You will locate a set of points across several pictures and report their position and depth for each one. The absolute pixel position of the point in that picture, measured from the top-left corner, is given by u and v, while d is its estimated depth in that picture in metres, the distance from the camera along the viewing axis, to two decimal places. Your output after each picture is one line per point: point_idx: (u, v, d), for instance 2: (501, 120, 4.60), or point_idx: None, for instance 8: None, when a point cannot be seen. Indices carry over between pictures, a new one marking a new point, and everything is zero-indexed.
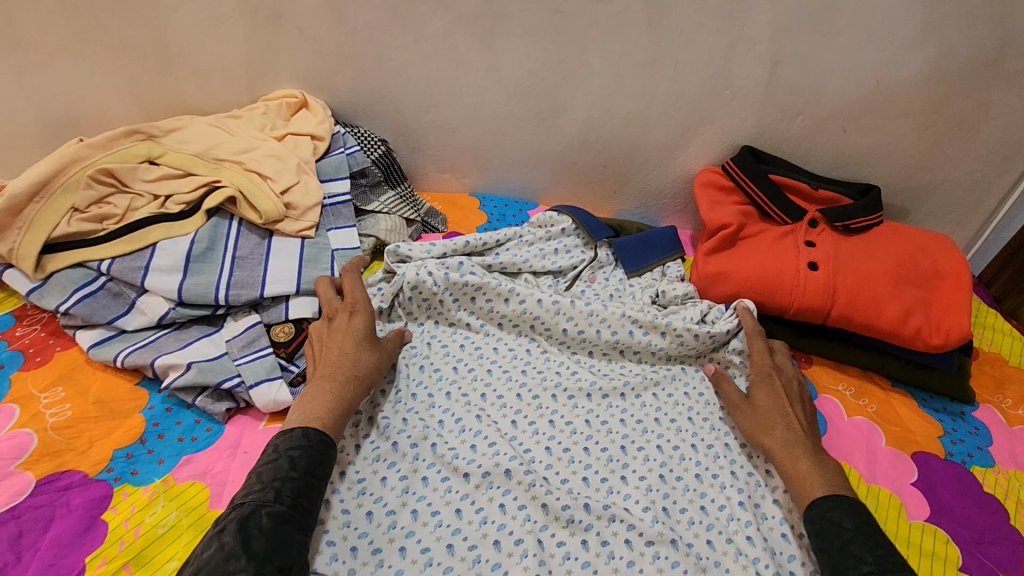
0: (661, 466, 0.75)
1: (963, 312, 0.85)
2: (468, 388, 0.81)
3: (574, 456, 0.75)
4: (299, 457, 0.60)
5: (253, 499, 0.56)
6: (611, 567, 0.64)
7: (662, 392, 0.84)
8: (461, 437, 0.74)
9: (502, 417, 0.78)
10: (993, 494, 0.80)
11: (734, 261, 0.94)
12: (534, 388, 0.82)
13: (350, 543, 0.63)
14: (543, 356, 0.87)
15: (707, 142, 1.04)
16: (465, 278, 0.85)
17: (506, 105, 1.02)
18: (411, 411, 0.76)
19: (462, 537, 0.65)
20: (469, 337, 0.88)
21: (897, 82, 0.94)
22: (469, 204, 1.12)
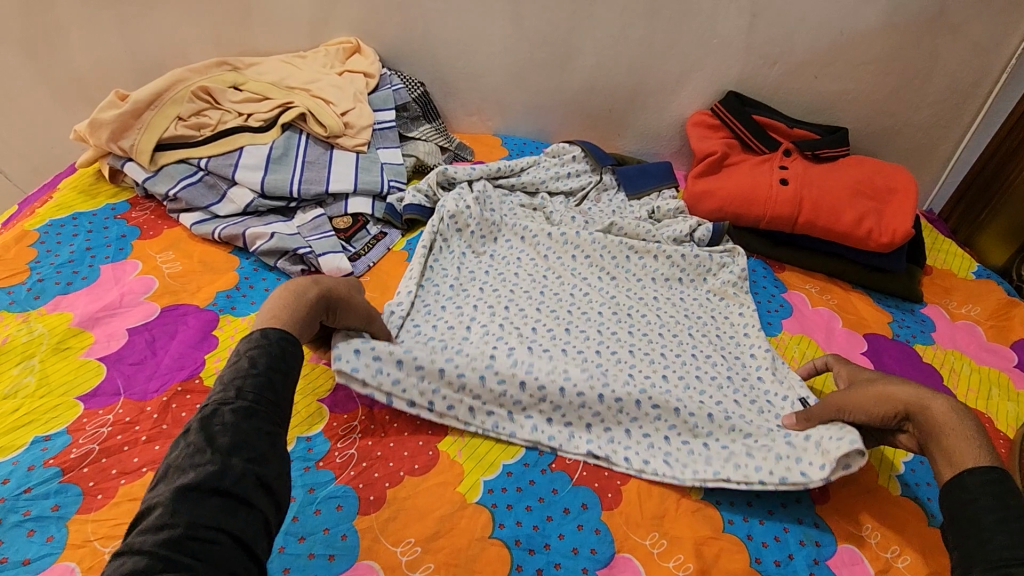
0: (665, 362, 0.84)
1: (909, 218, 1.01)
2: (497, 285, 0.93)
3: (587, 341, 0.85)
4: (258, 355, 0.58)
5: (214, 399, 0.54)
6: (616, 419, 0.75)
7: (664, 308, 0.95)
8: (489, 314, 0.86)
9: (526, 309, 0.89)
10: (932, 365, 0.95)
11: (718, 181, 1.11)
12: (553, 293, 0.94)
13: (397, 357, 0.73)
14: (561, 273, 0.98)
15: (698, 87, 1.21)
16: (490, 215, 1.03)
17: (527, 53, 1.20)
18: (448, 300, 0.90)
19: (489, 382, 0.76)
20: (496, 254, 1.00)
21: (860, 31, 1.11)
22: (492, 141, 1.30)
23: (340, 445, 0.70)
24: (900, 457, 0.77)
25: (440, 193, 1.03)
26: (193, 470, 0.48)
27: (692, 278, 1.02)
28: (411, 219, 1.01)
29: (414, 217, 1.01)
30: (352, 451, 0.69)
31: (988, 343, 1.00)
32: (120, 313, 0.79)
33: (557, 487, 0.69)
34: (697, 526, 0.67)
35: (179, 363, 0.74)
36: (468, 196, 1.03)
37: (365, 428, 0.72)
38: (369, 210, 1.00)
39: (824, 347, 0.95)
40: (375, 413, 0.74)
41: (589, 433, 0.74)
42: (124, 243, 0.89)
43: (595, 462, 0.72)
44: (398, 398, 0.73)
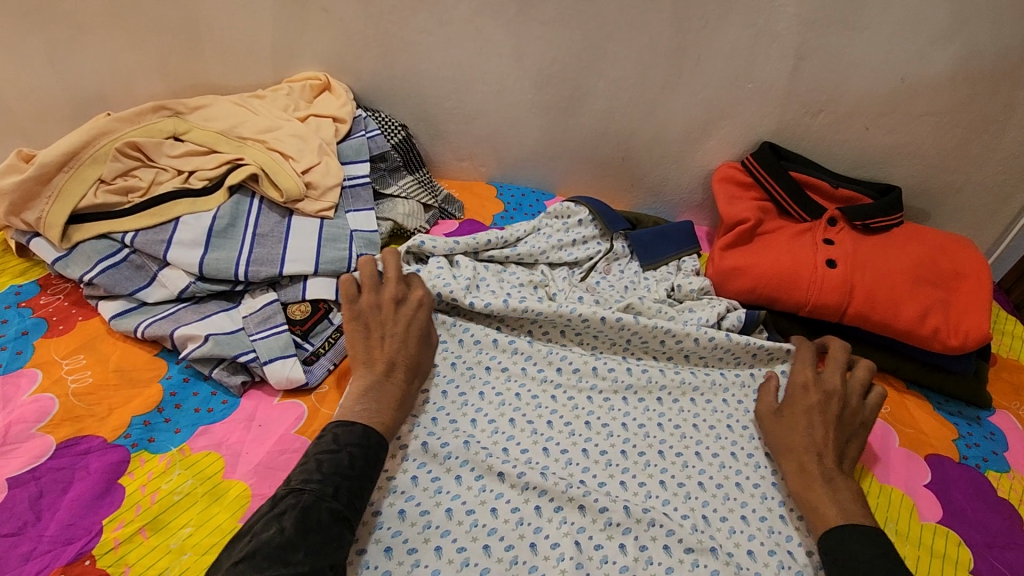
0: (701, 474, 0.74)
1: (982, 314, 0.84)
2: (502, 388, 0.80)
3: (611, 459, 0.74)
4: (358, 457, 0.60)
5: (313, 490, 0.56)
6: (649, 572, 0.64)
7: (701, 399, 0.83)
8: (493, 438, 0.74)
9: (537, 417, 0.78)
10: (1008, 500, 0.78)
11: (751, 255, 0.93)
12: (568, 388, 0.82)
13: (383, 544, 0.63)
14: (576, 377, 0.83)
15: (727, 137, 1.03)
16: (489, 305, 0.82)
17: (527, 93, 1.02)
18: (441, 410, 0.76)
19: (499, 537, 0.65)
20: (494, 357, 0.83)
21: (925, 79, 0.93)
22: (485, 191, 1.12)
23: None
24: None
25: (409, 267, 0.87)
26: (286, 567, 0.51)
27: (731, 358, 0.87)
28: None
29: None
30: None
31: None
32: (1, 455, 0.62)
33: None
34: None
35: (67, 535, 0.57)
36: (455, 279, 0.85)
37: None
38: (333, 295, 0.83)
39: (878, 476, 0.78)
40: None
41: None
42: (23, 344, 0.73)
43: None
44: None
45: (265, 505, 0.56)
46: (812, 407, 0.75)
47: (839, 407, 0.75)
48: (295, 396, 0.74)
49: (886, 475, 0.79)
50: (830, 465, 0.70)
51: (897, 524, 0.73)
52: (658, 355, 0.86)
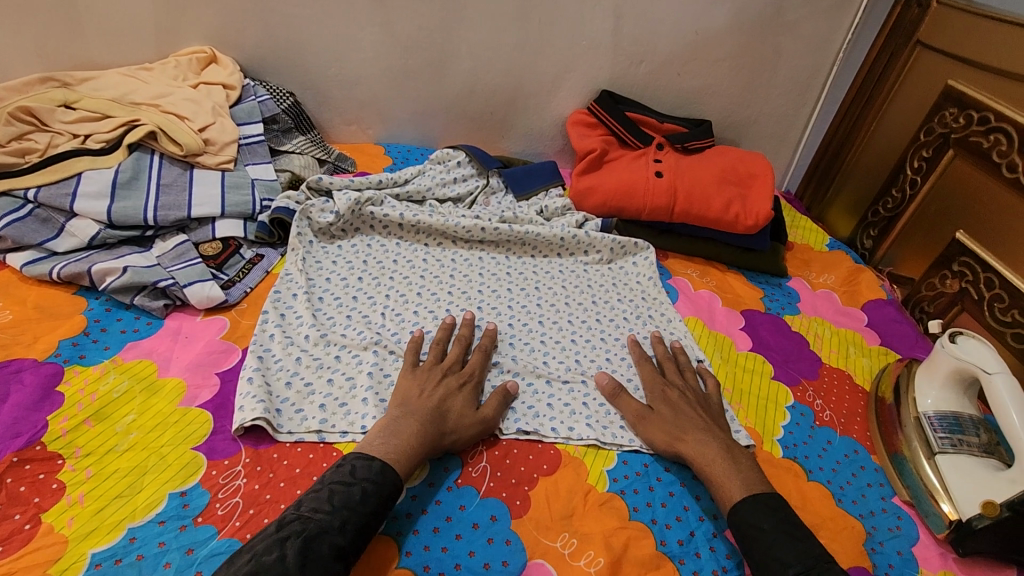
0: (572, 333, 0.93)
1: (767, 200, 1.10)
2: (406, 289, 0.94)
3: (501, 330, 0.91)
4: (371, 494, 0.60)
5: (319, 522, 0.56)
6: (536, 397, 0.81)
7: (568, 285, 1.03)
8: (401, 324, 0.87)
9: (438, 306, 0.92)
10: (799, 332, 1.04)
11: (601, 177, 1.14)
12: (463, 286, 0.97)
13: (317, 403, 0.73)
14: (466, 279, 0.99)
15: (573, 88, 1.24)
16: (386, 212, 1.01)
17: (400, 58, 1.17)
18: (355, 311, 0.88)
19: None
20: (398, 270, 0.98)
21: (714, 31, 1.19)
22: (375, 151, 1.25)
23: (222, 495, 0.62)
24: (778, 422, 0.86)
25: (313, 198, 1.00)
26: None
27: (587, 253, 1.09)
28: (280, 219, 0.95)
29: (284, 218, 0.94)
30: (236, 499, 0.62)
31: (843, 306, 1.11)
32: None
33: (464, 503, 0.68)
34: (605, 518, 0.69)
35: (13, 431, 0.63)
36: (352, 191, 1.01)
37: (250, 472, 0.65)
38: (241, 233, 0.93)
39: (707, 325, 1.01)
40: (261, 452, 0.67)
41: (515, 411, 0.79)
42: None
43: (526, 438, 0.76)
44: (330, 432, 0.71)
45: (270, 528, 0.57)
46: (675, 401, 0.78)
47: (676, 394, 0.79)
48: (216, 314, 0.83)
49: (713, 324, 1.02)
50: (722, 436, 0.74)
51: (723, 354, 0.96)
52: (534, 252, 1.08)
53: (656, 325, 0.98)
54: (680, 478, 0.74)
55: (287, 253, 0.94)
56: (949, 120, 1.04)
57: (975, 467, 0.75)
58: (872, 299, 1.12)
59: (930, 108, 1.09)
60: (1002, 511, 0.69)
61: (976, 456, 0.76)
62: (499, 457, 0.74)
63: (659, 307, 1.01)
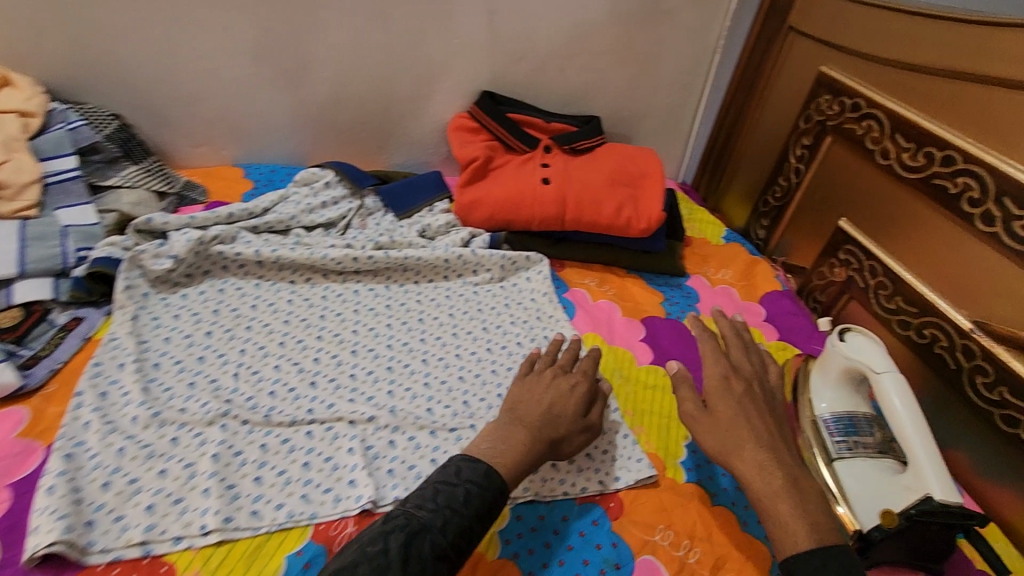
0: (461, 370, 0.85)
1: (657, 201, 1.06)
2: (264, 341, 0.81)
3: (379, 376, 0.81)
4: (473, 494, 0.60)
5: (426, 517, 0.57)
6: (418, 454, 0.72)
7: (457, 312, 0.94)
8: (258, 386, 0.75)
9: (304, 357, 0.81)
10: (700, 336, 1.00)
11: (486, 188, 1.06)
12: (335, 328, 0.86)
13: (143, 505, 0.61)
14: (339, 318, 0.88)
15: (451, 91, 1.14)
16: (237, 251, 0.88)
17: (248, 67, 1.03)
18: (200, 376, 0.75)
19: (270, 467, 0.67)
20: (256, 317, 0.85)
21: (592, 23, 1.12)
22: (232, 174, 1.10)
23: None
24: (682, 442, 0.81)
25: (144, 243, 0.85)
26: None
27: (476, 272, 1.00)
28: (99, 273, 0.80)
29: (103, 272, 0.79)
30: None
31: (742, 302, 1.09)
32: None
33: None
34: None
35: None
36: (192, 230, 0.87)
37: None
38: (49, 294, 0.78)
39: (607, 340, 0.95)
40: None
41: (394, 476, 0.69)
42: None
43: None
44: (158, 542, 0.59)
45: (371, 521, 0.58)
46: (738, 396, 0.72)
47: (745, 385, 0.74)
48: (13, 403, 0.68)
49: (613, 338, 0.96)
50: (790, 458, 0.66)
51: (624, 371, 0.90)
52: (418, 278, 0.98)
53: (552, 348, 0.91)
54: (579, 527, 0.69)
55: (113, 313, 0.79)
56: (825, 107, 1.03)
57: (870, 472, 0.73)
58: (768, 292, 1.11)
59: (806, 96, 1.08)
60: (900, 520, 0.66)
61: (870, 459, 0.75)
62: None
63: (556, 325, 0.95)
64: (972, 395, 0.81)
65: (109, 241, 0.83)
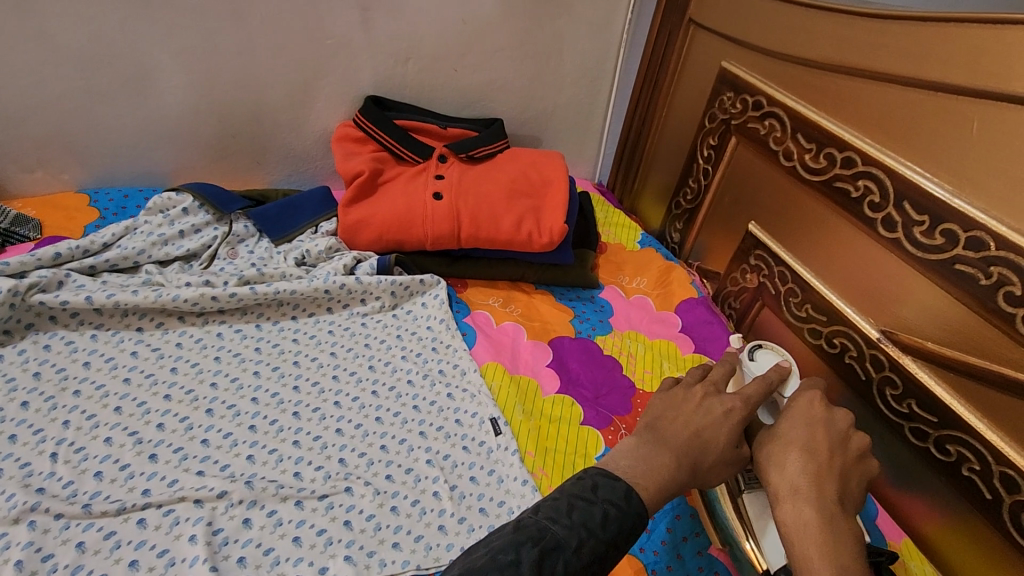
0: (339, 420, 0.75)
1: (560, 212, 0.97)
2: (96, 407, 0.69)
3: (237, 439, 0.69)
4: (613, 518, 0.52)
5: (556, 534, 0.50)
6: (277, 534, 0.62)
7: (340, 350, 0.84)
8: (81, 467, 0.63)
9: (145, 423, 0.69)
10: (612, 355, 0.93)
11: (373, 206, 0.96)
12: (188, 383, 0.74)
13: None
14: (194, 370, 0.76)
15: (332, 97, 1.03)
16: (62, 299, 0.74)
17: (79, 78, 0.89)
18: (5, 461, 0.62)
19: (86, 573, 0.56)
20: (88, 377, 0.72)
21: (481, 19, 1.03)
22: (75, 202, 0.95)
23: None
24: None
25: None
26: None
27: (364, 302, 0.90)
28: None
29: None
30: None
31: (657, 313, 1.03)
32: None
33: None
34: None
35: None
36: (1, 278, 0.73)
37: None
38: None
39: (508, 369, 0.87)
40: None
41: (244, 565, 0.59)
42: None
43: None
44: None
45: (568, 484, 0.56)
46: (816, 424, 0.65)
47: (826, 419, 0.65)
48: None
49: (515, 367, 0.88)
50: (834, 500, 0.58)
51: (525, 404, 0.82)
52: (295, 313, 0.87)
53: (448, 384, 0.82)
54: None
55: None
56: (728, 105, 0.98)
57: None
58: (684, 299, 1.05)
59: (710, 92, 1.02)
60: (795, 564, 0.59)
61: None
62: None
63: (453, 357, 0.86)
64: (882, 408, 0.78)
65: None
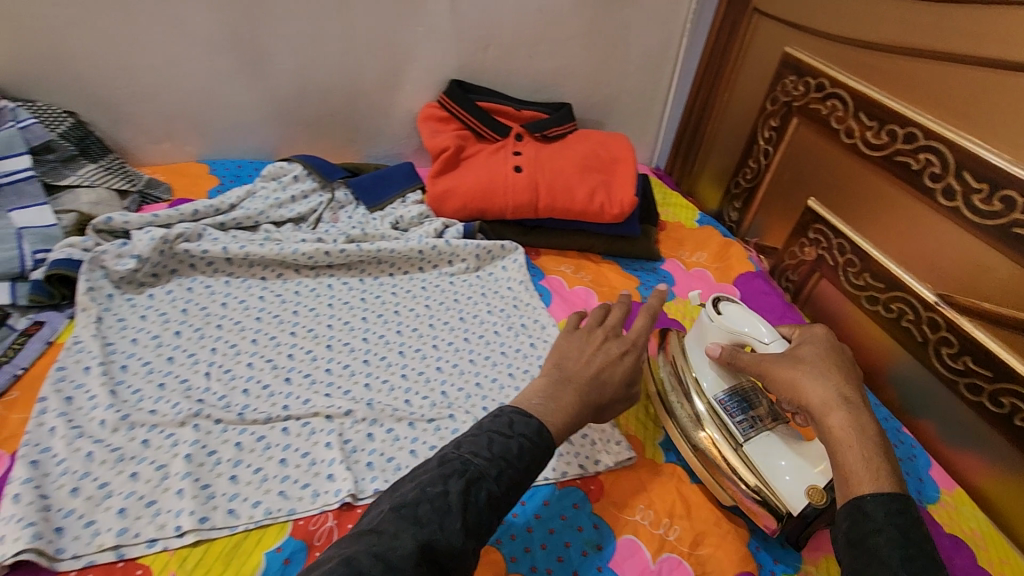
0: (438, 360, 0.84)
1: (630, 186, 1.06)
2: (236, 338, 0.80)
3: (354, 370, 0.80)
4: (524, 450, 0.55)
5: (475, 467, 0.52)
6: (397, 446, 0.72)
7: (433, 303, 0.94)
8: (230, 384, 0.74)
9: (277, 353, 0.80)
10: (677, 319, 1.01)
11: (458, 178, 1.05)
12: (308, 323, 0.85)
13: (114, 509, 0.60)
14: (312, 313, 0.87)
15: (419, 80, 1.13)
16: (204, 248, 0.86)
17: (206, 59, 1.00)
18: (169, 376, 0.73)
19: (246, 465, 0.66)
20: (226, 315, 0.83)
21: (557, 8, 1.11)
22: (197, 170, 1.07)
23: None
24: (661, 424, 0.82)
25: (106, 243, 0.83)
26: (465, 523, 0.48)
27: (451, 263, 1.00)
28: (59, 275, 0.77)
29: (62, 273, 0.77)
30: None
31: (717, 284, 1.10)
32: None
33: None
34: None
35: None
36: (155, 228, 0.84)
37: None
38: (5, 300, 0.75)
39: None
40: None
41: (373, 468, 0.69)
42: None
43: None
44: (131, 545, 0.58)
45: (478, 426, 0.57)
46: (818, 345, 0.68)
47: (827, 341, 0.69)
48: None
49: None
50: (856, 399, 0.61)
51: None
52: (392, 270, 0.97)
53: (530, 335, 0.91)
54: (561, 509, 0.69)
55: (76, 315, 0.77)
56: (790, 88, 1.04)
57: (781, 445, 0.70)
58: (742, 272, 1.12)
59: (772, 77, 1.09)
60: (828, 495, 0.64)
61: (775, 432, 0.72)
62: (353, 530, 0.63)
63: (533, 313, 0.94)
64: (939, 366, 0.84)
65: (67, 243, 0.81)
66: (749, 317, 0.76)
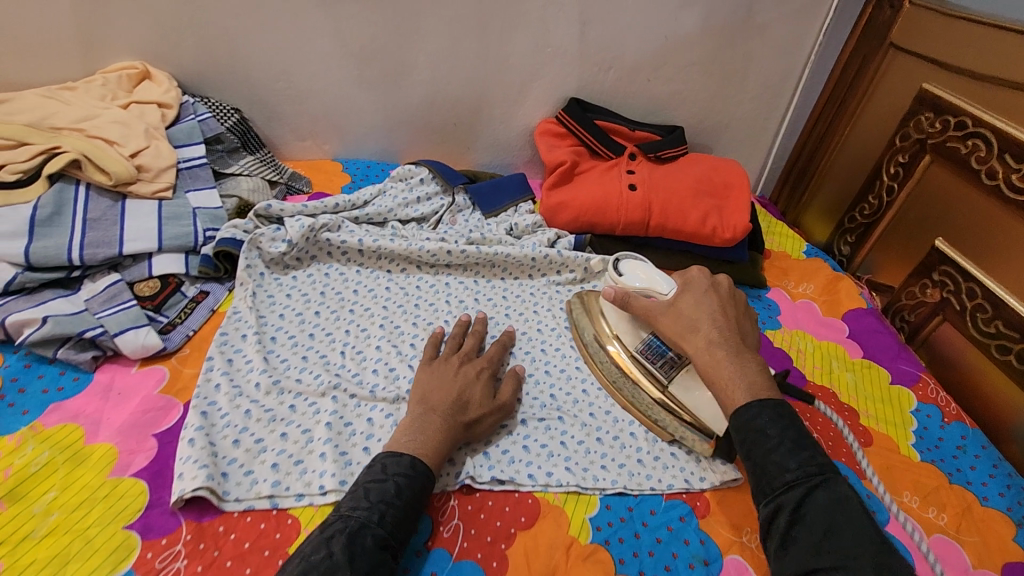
0: (547, 364, 0.88)
1: (744, 212, 1.06)
2: (366, 323, 0.87)
3: None
4: (403, 485, 0.60)
5: (359, 518, 0.56)
6: (510, 439, 0.76)
7: (541, 309, 0.98)
8: (363, 364, 0.81)
9: (402, 340, 0.86)
10: (782, 348, 1.01)
11: (572, 191, 1.09)
12: (428, 316, 0.91)
13: (269, 462, 0.66)
14: (432, 308, 0.92)
15: (541, 97, 1.18)
16: (343, 239, 0.94)
17: (353, 69, 1.10)
18: (311, 350, 0.81)
19: (377, 439, 0.71)
20: (358, 301, 0.91)
21: (683, 35, 1.14)
22: (332, 168, 1.17)
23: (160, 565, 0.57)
24: None
25: (263, 226, 0.92)
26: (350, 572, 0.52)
27: (559, 273, 1.03)
28: (225, 252, 0.87)
29: (229, 251, 0.86)
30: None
31: (824, 317, 1.08)
32: None
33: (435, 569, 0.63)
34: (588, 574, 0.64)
35: None
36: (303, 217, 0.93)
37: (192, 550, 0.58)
38: (181, 269, 0.85)
39: None
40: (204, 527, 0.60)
41: (489, 458, 0.73)
42: None
43: (501, 487, 0.71)
44: (283, 497, 0.64)
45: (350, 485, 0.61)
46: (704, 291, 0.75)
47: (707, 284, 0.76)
48: (155, 363, 0.76)
49: None
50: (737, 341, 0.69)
51: None
52: (504, 274, 1.02)
53: None
54: (667, 519, 0.71)
55: (235, 288, 0.87)
56: (926, 125, 1.02)
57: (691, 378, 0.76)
58: (852, 308, 1.09)
59: (906, 113, 1.06)
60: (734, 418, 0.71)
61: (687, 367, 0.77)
62: (473, 511, 0.69)
63: None
64: None
65: (231, 224, 0.90)
66: (645, 274, 0.84)
